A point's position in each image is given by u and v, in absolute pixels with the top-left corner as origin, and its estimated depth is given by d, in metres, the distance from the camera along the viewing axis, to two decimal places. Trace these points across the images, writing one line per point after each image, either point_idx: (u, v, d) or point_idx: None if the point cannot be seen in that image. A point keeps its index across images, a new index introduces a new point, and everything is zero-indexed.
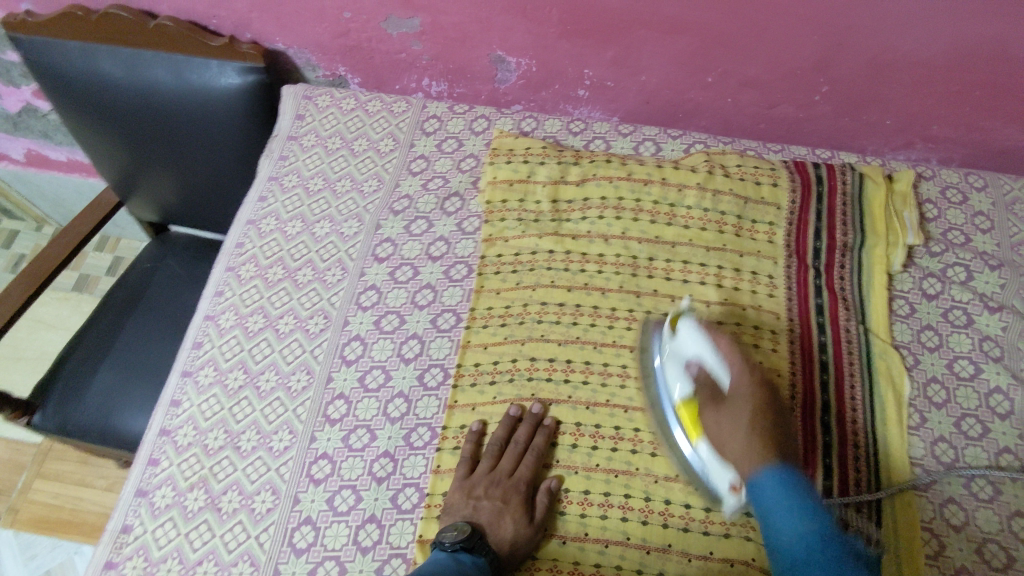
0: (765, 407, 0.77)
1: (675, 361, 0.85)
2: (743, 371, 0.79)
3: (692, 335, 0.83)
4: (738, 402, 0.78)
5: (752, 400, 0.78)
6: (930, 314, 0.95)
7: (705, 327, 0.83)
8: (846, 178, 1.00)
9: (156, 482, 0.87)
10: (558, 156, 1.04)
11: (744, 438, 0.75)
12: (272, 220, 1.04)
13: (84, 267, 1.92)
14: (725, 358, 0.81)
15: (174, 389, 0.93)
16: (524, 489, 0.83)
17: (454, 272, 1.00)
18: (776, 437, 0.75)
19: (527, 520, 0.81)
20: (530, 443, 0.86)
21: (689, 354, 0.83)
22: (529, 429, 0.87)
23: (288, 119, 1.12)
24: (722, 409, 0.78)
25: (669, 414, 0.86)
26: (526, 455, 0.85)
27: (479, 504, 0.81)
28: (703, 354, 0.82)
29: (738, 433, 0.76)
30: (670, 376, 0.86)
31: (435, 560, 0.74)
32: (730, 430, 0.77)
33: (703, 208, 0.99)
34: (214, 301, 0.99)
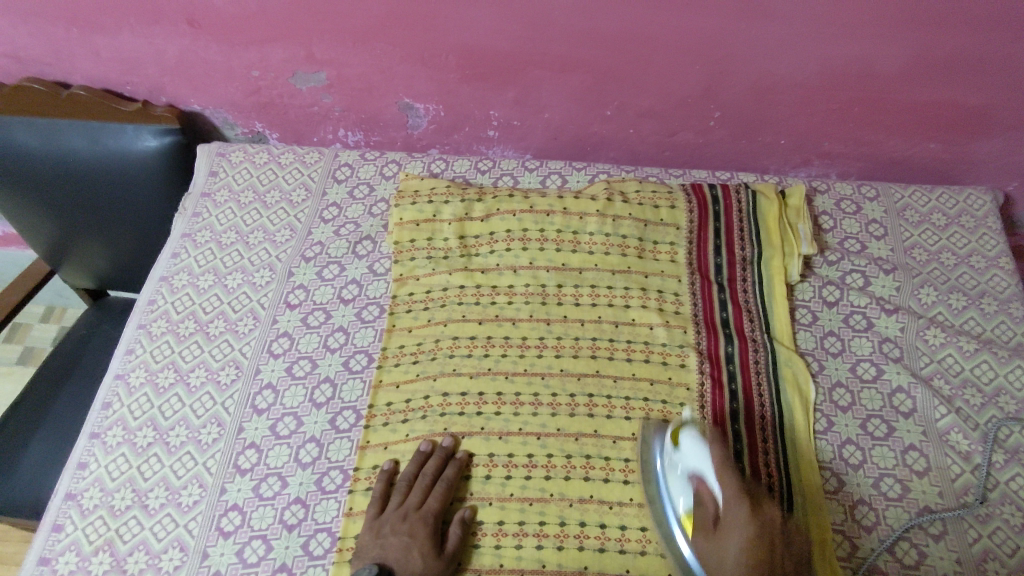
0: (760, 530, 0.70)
1: (678, 475, 0.80)
2: (736, 492, 0.73)
3: (694, 448, 0.79)
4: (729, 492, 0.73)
5: (745, 523, 0.71)
6: (831, 321, 0.97)
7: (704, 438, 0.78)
8: (740, 195, 1.04)
9: (60, 548, 0.84)
10: (462, 194, 1.06)
11: (733, 559, 0.69)
12: (185, 275, 1.06)
13: (27, 341, 1.88)
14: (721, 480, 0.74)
15: (81, 452, 0.92)
16: (431, 524, 0.81)
17: (366, 313, 1.01)
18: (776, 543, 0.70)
19: (438, 552, 0.79)
20: (440, 474, 0.85)
21: (691, 467, 0.78)
22: (439, 461, 0.86)
23: (203, 176, 1.15)
24: (713, 539, 0.73)
25: (671, 522, 0.80)
26: (436, 486, 0.84)
27: (387, 542, 0.79)
28: (704, 468, 0.77)
29: (726, 559, 0.70)
30: (674, 491, 0.80)
31: None
32: (718, 553, 0.72)
33: (605, 233, 1.02)
34: (125, 359, 0.99)
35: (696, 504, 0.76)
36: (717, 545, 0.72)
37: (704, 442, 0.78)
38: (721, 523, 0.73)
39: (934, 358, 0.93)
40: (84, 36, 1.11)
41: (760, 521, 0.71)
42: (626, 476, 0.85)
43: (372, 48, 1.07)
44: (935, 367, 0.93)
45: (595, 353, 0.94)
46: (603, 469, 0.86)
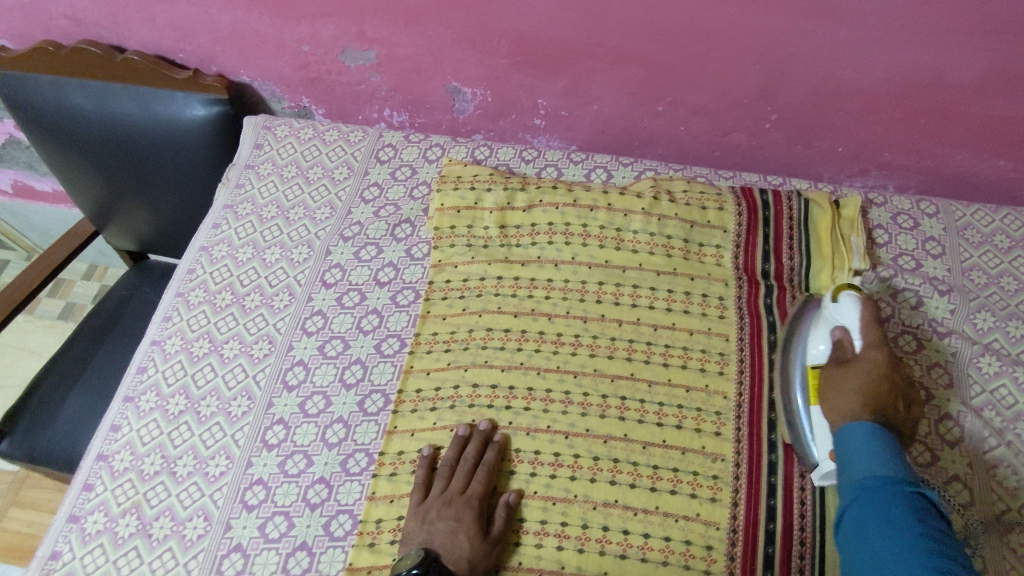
0: (882, 375, 0.78)
1: (824, 324, 0.86)
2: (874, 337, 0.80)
3: (850, 308, 0.83)
4: (861, 365, 0.79)
5: (876, 363, 0.79)
6: None
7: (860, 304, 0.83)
8: (792, 203, 1.01)
9: (89, 507, 0.86)
10: (505, 183, 1.05)
11: (847, 394, 0.77)
12: (225, 246, 1.06)
13: (70, 296, 1.93)
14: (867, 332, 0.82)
15: (115, 414, 0.93)
16: (474, 510, 0.80)
17: (401, 297, 1.00)
18: (883, 395, 0.77)
19: (483, 536, 0.79)
20: (480, 459, 0.84)
21: (842, 322, 0.84)
22: (479, 445, 0.85)
23: (248, 149, 1.16)
24: (843, 367, 0.80)
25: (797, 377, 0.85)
26: (478, 471, 0.83)
27: (433, 527, 0.79)
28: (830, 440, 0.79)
29: (840, 388, 0.78)
30: (811, 335, 0.86)
31: None
32: (839, 382, 0.79)
33: (650, 232, 0.99)
34: (162, 326, 1.00)
35: (836, 347, 0.83)
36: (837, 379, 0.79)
37: (861, 305, 0.83)
38: (852, 359, 0.80)
39: (987, 388, 0.89)
40: (141, 2, 1.12)
41: (889, 372, 0.78)
42: (654, 483, 0.83)
43: (424, 29, 1.05)
44: (987, 397, 0.88)
45: (631, 355, 0.92)
46: (631, 475, 0.84)
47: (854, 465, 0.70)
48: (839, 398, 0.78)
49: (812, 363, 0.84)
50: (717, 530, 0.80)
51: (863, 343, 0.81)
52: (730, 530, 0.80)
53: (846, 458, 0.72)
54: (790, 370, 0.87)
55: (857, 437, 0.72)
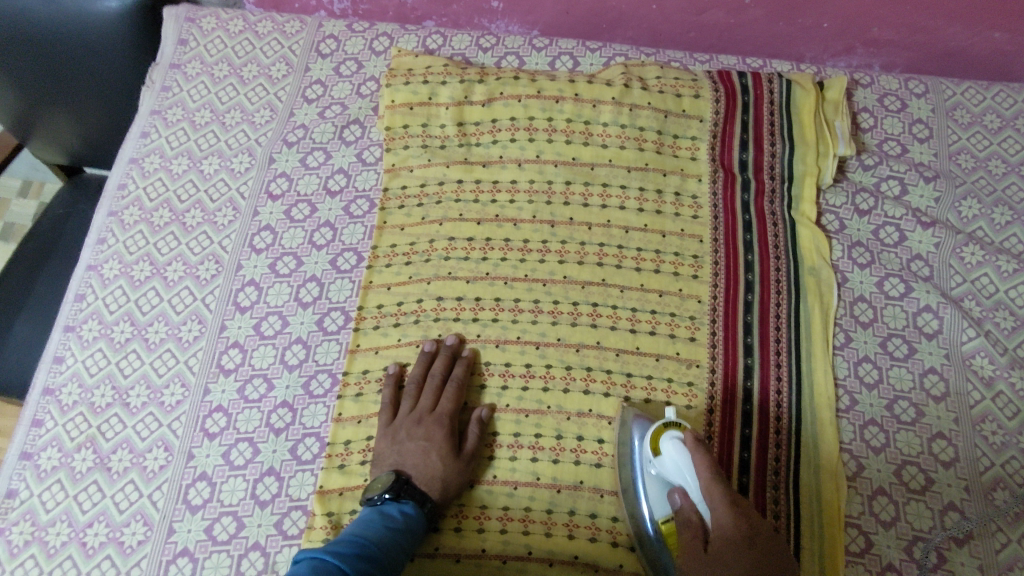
0: (747, 551, 0.64)
1: (654, 477, 0.74)
2: (723, 505, 0.66)
3: (674, 456, 0.71)
4: (720, 540, 0.65)
5: (731, 534, 0.65)
6: (861, 231, 0.89)
7: (692, 447, 0.70)
8: (773, 86, 0.93)
9: (41, 444, 0.82)
10: (461, 74, 0.95)
11: (713, 560, 0.65)
12: (156, 157, 0.96)
13: (8, 216, 1.80)
14: (705, 490, 0.68)
15: (57, 345, 0.87)
16: (443, 428, 0.77)
17: (355, 207, 0.92)
18: (758, 573, 0.64)
19: (456, 454, 0.77)
20: (449, 374, 0.81)
21: (674, 479, 0.72)
22: (446, 361, 0.81)
23: (171, 45, 1.03)
24: (704, 551, 0.66)
25: (633, 471, 0.76)
26: (447, 387, 0.80)
27: (403, 448, 0.77)
28: (687, 482, 0.71)
29: (710, 568, 0.65)
30: (649, 477, 0.74)
31: (361, 519, 0.70)
32: (695, 558, 0.66)
33: (621, 124, 0.91)
34: (97, 249, 0.92)
35: (675, 508, 0.71)
36: (698, 548, 0.67)
37: (688, 454, 0.71)
38: (711, 539, 0.66)
39: (968, 278, 0.87)
40: None
41: (749, 545, 0.65)
42: (628, 391, 0.81)
43: None
44: (968, 288, 0.86)
45: (602, 260, 0.87)
46: (605, 383, 0.81)
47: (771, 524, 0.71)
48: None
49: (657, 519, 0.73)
50: None
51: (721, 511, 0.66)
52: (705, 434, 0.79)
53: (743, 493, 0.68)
54: (753, 328, 0.83)
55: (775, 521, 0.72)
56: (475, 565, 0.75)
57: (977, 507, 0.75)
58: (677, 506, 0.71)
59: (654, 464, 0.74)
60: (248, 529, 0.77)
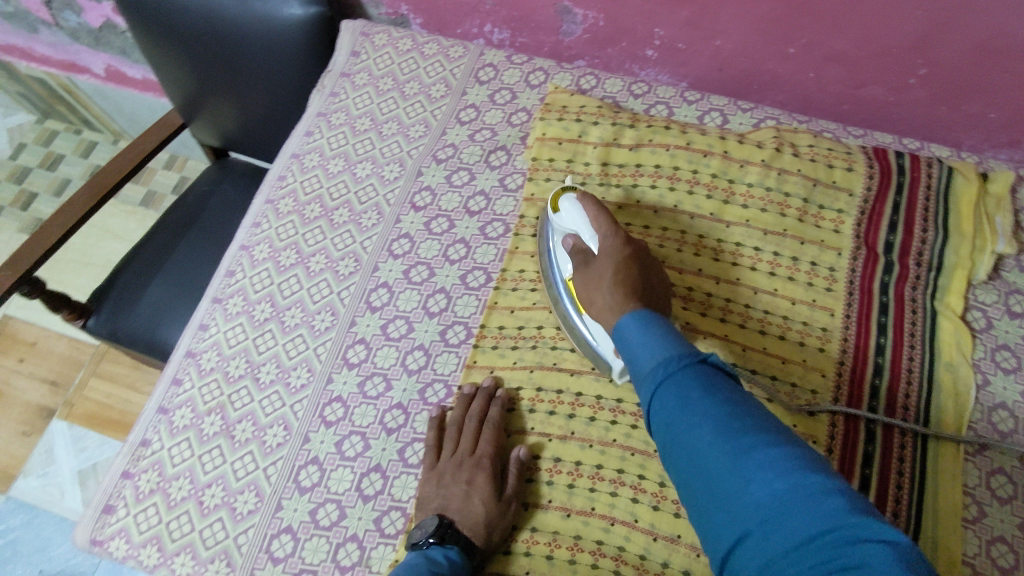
0: (626, 261, 0.76)
1: (560, 234, 0.85)
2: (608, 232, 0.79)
3: (572, 209, 0.83)
4: (602, 259, 0.78)
5: (615, 251, 0.77)
6: (1010, 333, 0.85)
7: (581, 199, 0.83)
8: (932, 170, 0.90)
9: (177, 402, 0.89)
10: (613, 117, 0.98)
11: (608, 291, 0.73)
12: (317, 155, 1.04)
13: (152, 184, 1.96)
14: (597, 226, 0.80)
15: (204, 313, 0.95)
16: (485, 465, 0.79)
17: (490, 229, 0.96)
18: (637, 284, 0.74)
19: (497, 496, 0.77)
20: (487, 414, 0.82)
21: (569, 227, 0.84)
22: (484, 402, 0.83)
23: (344, 55, 1.11)
24: (590, 269, 0.78)
25: (559, 288, 0.85)
26: (484, 428, 0.81)
27: (447, 492, 0.78)
28: (579, 226, 0.82)
29: (602, 283, 0.75)
30: (561, 257, 0.85)
31: (405, 563, 0.71)
32: (596, 282, 0.76)
33: (766, 186, 0.91)
34: (252, 231, 1.00)
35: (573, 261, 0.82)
36: (588, 275, 0.78)
37: (581, 203, 0.83)
38: (591, 261, 0.79)
39: None
40: None
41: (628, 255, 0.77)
42: None
43: None
44: None
45: (726, 317, 0.86)
46: None
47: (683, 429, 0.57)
48: (601, 306, 0.74)
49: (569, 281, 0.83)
50: None
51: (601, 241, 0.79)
52: None
53: (633, 360, 0.64)
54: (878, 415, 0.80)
55: (632, 333, 0.65)
56: None
57: None
58: (570, 247, 0.82)
59: (559, 224, 0.85)
60: (349, 519, 0.80)
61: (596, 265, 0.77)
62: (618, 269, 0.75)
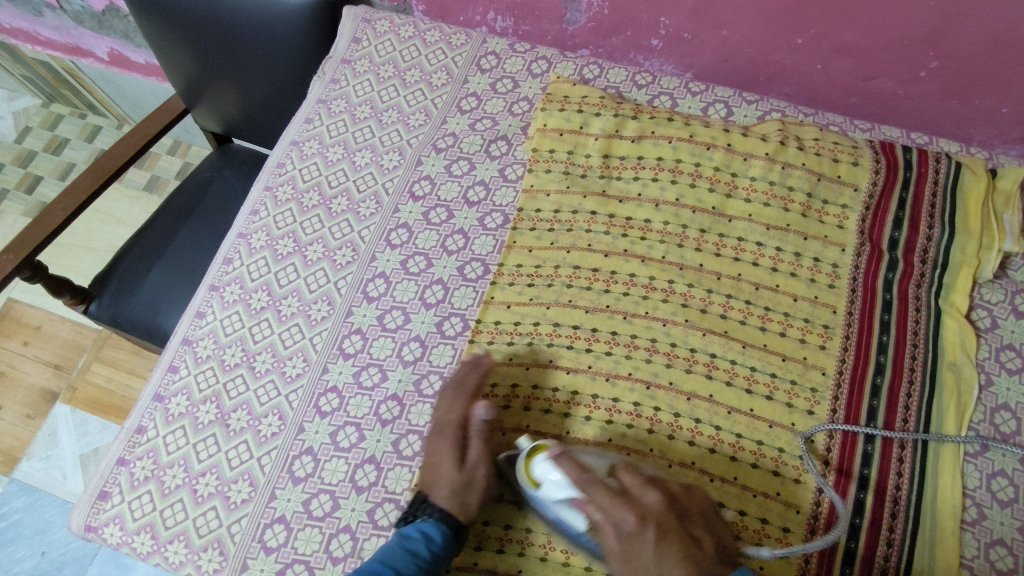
0: (660, 519, 0.68)
1: (551, 496, 0.71)
2: (627, 501, 0.68)
3: (551, 469, 0.71)
4: (635, 519, 0.68)
5: (648, 510, 0.68)
6: (1016, 333, 0.83)
7: (559, 458, 0.71)
8: (940, 166, 0.89)
9: (173, 389, 0.89)
10: (616, 108, 0.96)
11: (664, 561, 0.66)
12: (316, 143, 1.03)
13: (155, 169, 1.95)
14: (603, 503, 0.68)
15: (201, 301, 0.94)
16: (456, 430, 0.79)
17: (489, 220, 0.95)
18: (687, 534, 0.68)
19: (478, 470, 0.77)
20: (467, 387, 0.82)
21: (560, 490, 0.70)
22: (479, 378, 0.82)
23: (345, 41, 1.10)
24: (620, 531, 0.67)
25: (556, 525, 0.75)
26: (476, 406, 0.80)
27: (432, 462, 0.78)
28: (569, 490, 0.70)
29: (645, 559, 0.66)
30: (562, 513, 0.71)
31: (383, 548, 0.74)
32: (638, 547, 0.67)
33: (770, 180, 0.90)
34: (250, 219, 0.99)
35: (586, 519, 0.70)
36: (621, 529, 0.68)
37: (559, 466, 0.71)
38: (617, 521, 0.68)
39: None
40: None
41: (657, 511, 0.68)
42: (735, 452, 0.79)
43: None
44: None
45: (726, 312, 0.85)
46: (711, 438, 0.79)
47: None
48: (656, 563, 0.66)
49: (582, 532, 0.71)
50: (796, 513, 0.76)
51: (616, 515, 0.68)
52: (810, 516, 0.75)
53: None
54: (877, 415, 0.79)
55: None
56: None
57: None
58: (582, 507, 0.69)
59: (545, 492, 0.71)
60: (342, 510, 0.80)
61: (631, 533, 0.67)
62: (663, 532, 0.67)
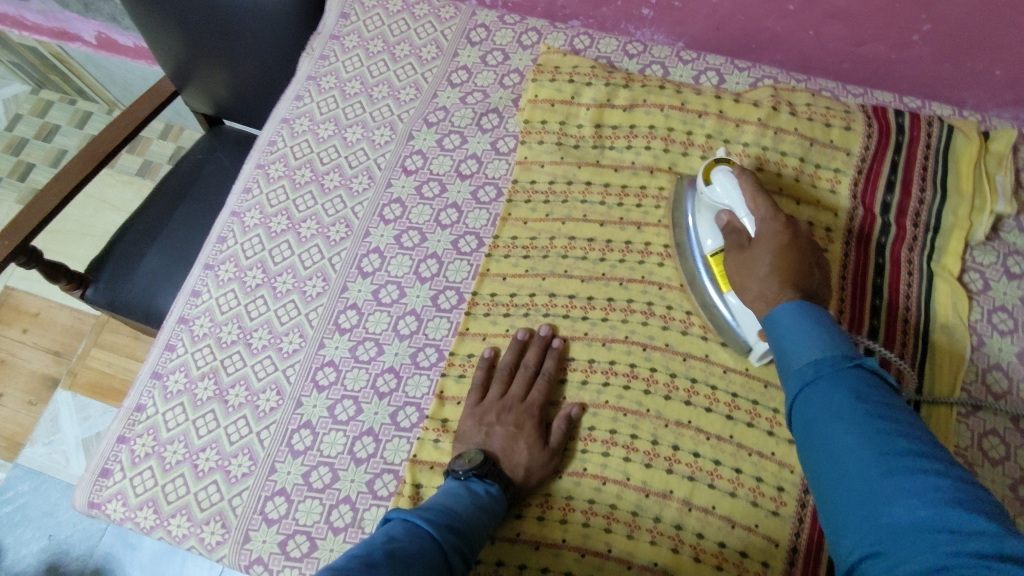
0: (789, 247, 0.70)
1: (709, 212, 0.82)
2: (767, 211, 0.74)
3: (725, 182, 0.79)
4: (762, 240, 0.72)
5: (778, 236, 0.71)
6: (1007, 295, 0.84)
7: (737, 172, 0.78)
8: (932, 129, 0.89)
9: (171, 367, 0.90)
10: (607, 78, 0.96)
11: (763, 271, 0.70)
12: (306, 120, 1.02)
13: (148, 154, 1.94)
14: (749, 203, 0.76)
15: (196, 280, 0.94)
16: (519, 404, 0.80)
17: (482, 193, 0.95)
18: (800, 266, 0.70)
19: (542, 444, 0.77)
20: (540, 367, 0.83)
21: (725, 202, 0.79)
22: (539, 352, 0.83)
23: (333, 17, 1.08)
24: (746, 251, 0.74)
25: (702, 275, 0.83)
26: (538, 379, 0.82)
27: (491, 431, 0.78)
28: (735, 203, 0.78)
29: (754, 269, 0.71)
30: (703, 229, 0.83)
31: (448, 491, 0.70)
32: (749, 265, 0.72)
33: (762, 146, 0.90)
34: (242, 197, 0.99)
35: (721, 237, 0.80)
36: (742, 260, 0.74)
37: (735, 178, 0.78)
38: (752, 240, 0.74)
39: None
40: None
41: (792, 240, 0.71)
42: (730, 412, 0.79)
43: None
44: None
45: None
46: (708, 398, 0.80)
47: (791, 351, 0.61)
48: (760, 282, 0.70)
49: (709, 256, 0.82)
50: (790, 472, 0.77)
51: (757, 217, 0.75)
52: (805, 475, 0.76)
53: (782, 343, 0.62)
54: None
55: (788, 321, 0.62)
56: (553, 554, 0.75)
57: None
58: (724, 224, 0.79)
59: (709, 198, 0.82)
60: (342, 482, 0.81)
61: (754, 247, 0.73)
62: (784, 253, 0.70)
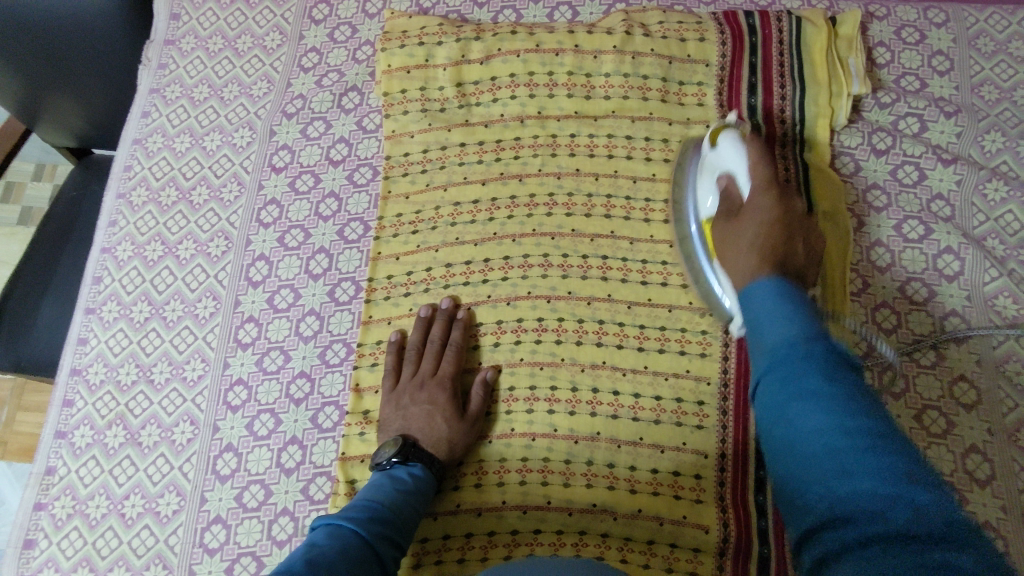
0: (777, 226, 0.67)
1: (711, 173, 0.79)
2: (763, 184, 0.71)
3: (731, 149, 0.75)
4: (752, 210, 0.70)
5: (767, 211, 0.69)
6: (878, 172, 0.87)
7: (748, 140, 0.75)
8: (783, 24, 0.89)
9: (74, 422, 0.86)
10: (457, 33, 0.92)
11: (743, 256, 0.66)
12: (159, 136, 0.97)
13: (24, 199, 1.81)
14: (752, 167, 0.72)
15: (80, 328, 0.89)
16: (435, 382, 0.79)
17: (358, 175, 0.92)
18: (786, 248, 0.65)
19: (461, 414, 0.78)
20: (447, 338, 0.82)
21: (722, 167, 0.76)
22: (444, 325, 0.82)
23: (164, 21, 1.03)
24: (735, 220, 0.71)
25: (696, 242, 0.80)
26: (447, 350, 0.81)
27: (408, 413, 0.77)
28: (737, 168, 0.75)
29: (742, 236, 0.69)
30: (703, 190, 0.79)
31: (370, 484, 0.71)
32: (733, 241, 0.70)
33: (623, 73, 0.89)
34: (109, 232, 0.93)
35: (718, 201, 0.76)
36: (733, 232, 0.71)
37: (744, 147, 0.74)
38: (743, 210, 0.71)
39: (991, 216, 0.84)
40: None
41: (780, 219, 0.68)
42: (641, 344, 0.81)
43: None
44: (991, 227, 0.83)
45: (609, 211, 0.86)
46: (617, 335, 0.81)
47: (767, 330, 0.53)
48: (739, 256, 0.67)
49: (704, 220, 0.78)
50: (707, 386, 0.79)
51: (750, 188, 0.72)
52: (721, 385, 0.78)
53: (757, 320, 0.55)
54: None
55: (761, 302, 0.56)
56: (496, 517, 0.77)
57: (1000, 447, 0.75)
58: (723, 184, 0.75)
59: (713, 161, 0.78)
60: (276, 495, 0.80)
61: (748, 214, 0.70)
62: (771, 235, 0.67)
